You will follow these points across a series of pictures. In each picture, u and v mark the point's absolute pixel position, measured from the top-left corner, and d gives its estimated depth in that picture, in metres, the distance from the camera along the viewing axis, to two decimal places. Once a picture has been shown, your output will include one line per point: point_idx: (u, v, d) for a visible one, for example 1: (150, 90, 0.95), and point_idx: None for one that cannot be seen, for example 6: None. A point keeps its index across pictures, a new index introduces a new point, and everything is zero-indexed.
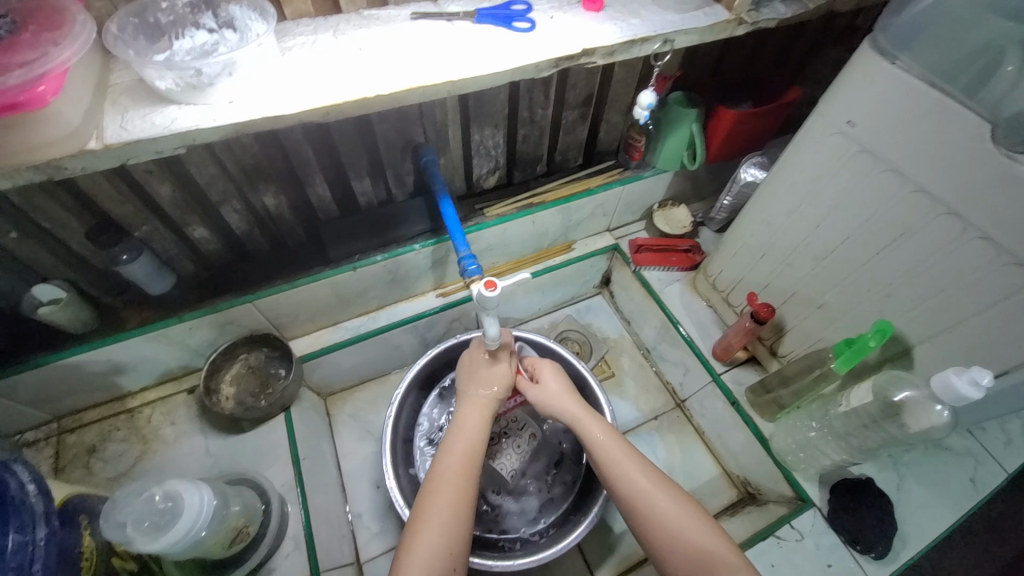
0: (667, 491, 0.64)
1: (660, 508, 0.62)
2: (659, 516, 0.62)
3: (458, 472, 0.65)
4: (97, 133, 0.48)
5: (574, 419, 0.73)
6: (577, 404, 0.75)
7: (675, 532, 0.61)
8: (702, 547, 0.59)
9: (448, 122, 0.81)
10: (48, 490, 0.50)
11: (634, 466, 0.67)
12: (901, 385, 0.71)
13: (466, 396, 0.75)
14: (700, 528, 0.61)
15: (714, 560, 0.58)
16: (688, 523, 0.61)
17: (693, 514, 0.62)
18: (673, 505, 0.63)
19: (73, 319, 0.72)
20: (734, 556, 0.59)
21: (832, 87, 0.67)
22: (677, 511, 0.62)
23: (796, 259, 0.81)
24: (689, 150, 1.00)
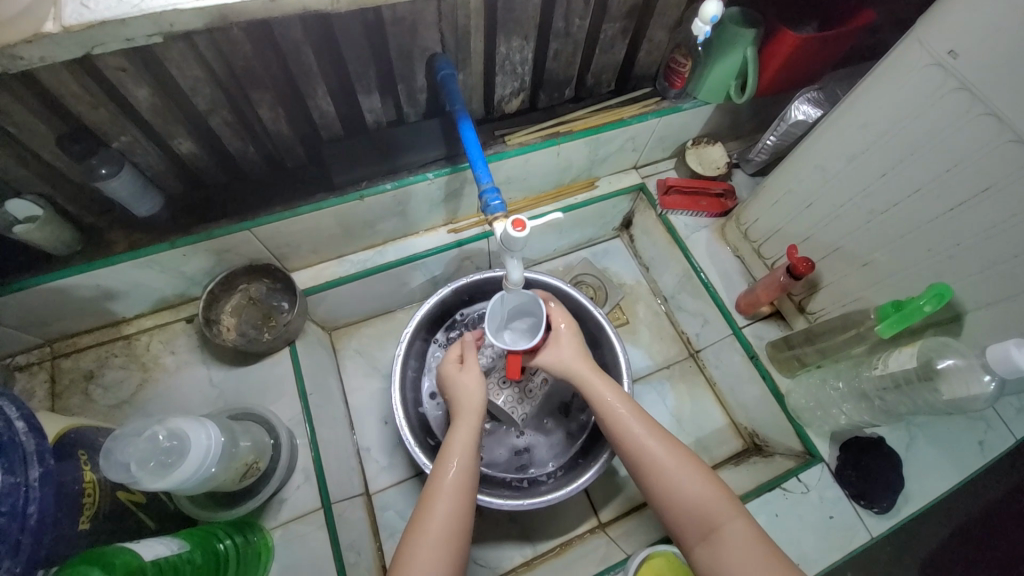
0: (671, 447, 0.63)
1: (665, 466, 0.61)
2: (667, 475, 0.60)
3: (459, 469, 0.62)
4: (55, 12, 0.39)
5: (590, 371, 0.71)
6: (588, 367, 0.72)
7: (679, 488, 0.59)
8: (705, 501, 0.58)
9: (471, 27, 0.69)
10: (38, 428, 0.47)
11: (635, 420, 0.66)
12: (946, 352, 0.67)
13: (461, 385, 0.72)
14: (699, 477, 0.60)
15: (716, 512, 0.57)
16: (689, 477, 0.60)
17: (697, 471, 0.60)
18: (680, 463, 0.61)
19: (53, 239, 0.65)
20: (737, 509, 0.57)
21: (936, 5, 0.56)
22: (683, 467, 0.60)
23: (849, 210, 0.74)
24: (737, 80, 0.89)
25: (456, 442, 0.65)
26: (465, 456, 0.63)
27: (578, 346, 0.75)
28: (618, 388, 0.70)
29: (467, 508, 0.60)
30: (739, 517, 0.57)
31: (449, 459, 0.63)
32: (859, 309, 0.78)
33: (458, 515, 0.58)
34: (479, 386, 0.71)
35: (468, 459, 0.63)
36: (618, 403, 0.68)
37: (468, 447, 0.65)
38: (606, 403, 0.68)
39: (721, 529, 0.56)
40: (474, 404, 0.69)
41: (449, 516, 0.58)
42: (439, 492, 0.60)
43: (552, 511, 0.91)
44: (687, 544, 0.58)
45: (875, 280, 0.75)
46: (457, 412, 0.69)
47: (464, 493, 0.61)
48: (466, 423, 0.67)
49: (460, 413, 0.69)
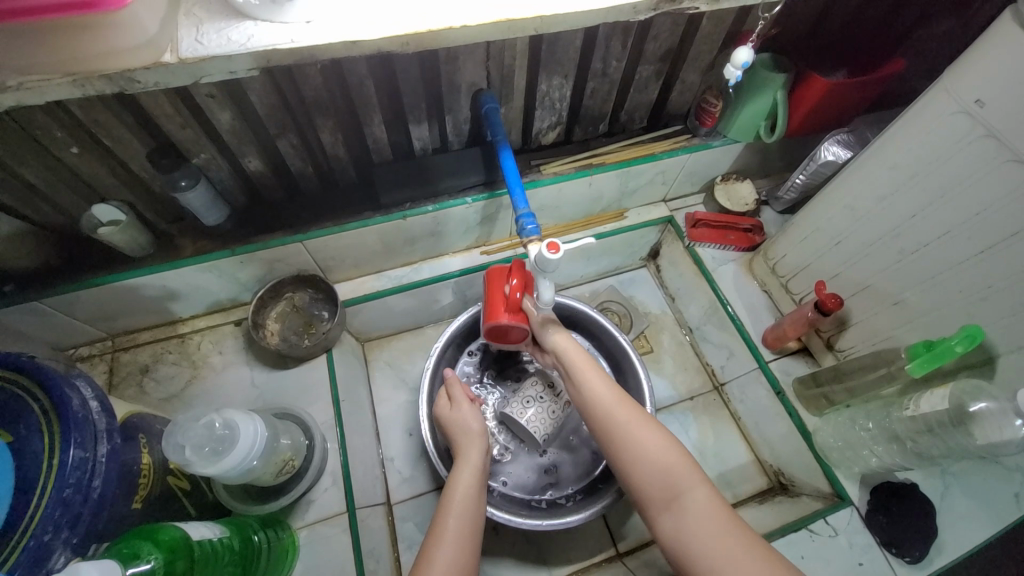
0: (638, 417, 0.66)
1: (634, 436, 0.64)
2: (635, 444, 0.63)
3: (462, 508, 0.65)
4: (173, 46, 0.45)
5: (577, 352, 0.74)
6: (576, 348, 0.74)
7: (645, 457, 0.62)
8: (669, 469, 0.61)
9: (516, 66, 0.75)
10: (108, 409, 0.51)
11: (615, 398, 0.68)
12: (979, 396, 0.66)
13: (456, 418, 0.76)
14: (668, 451, 0.62)
15: (678, 483, 0.60)
16: (658, 447, 0.63)
17: (663, 441, 0.63)
18: (648, 432, 0.64)
19: (131, 242, 0.72)
20: (699, 478, 0.60)
21: (961, 56, 0.59)
22: (653, 442, 0.63)
23: (879, 249, 0.75)
24: (767, 121, 0.92)
25: (460, 482, 0.68)
26: (468, 495, 0.67)
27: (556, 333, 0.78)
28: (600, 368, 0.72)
29: (472, 546, 0.63)
30: (703, 490, 0.59)
31: (452, 497, 0.66)
32: (890, 348, 0.78)
33: (463, 553, 0.61)
34: (476, 422, 0.76)
35: (472, 499, 0.66)
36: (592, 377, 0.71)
37: (471, 488, 0.68)
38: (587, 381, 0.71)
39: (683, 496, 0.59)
40: (473, 443, 0.73)
41: (456, 541, 0.62)
42: (444, 529, 0.63)
43: (568, 535, 0.90)
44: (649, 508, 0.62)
45: (906, 320, 0.75)
46: (461, 450, 0.73)
47: (471, 527, 0.64)
48: (467, 462, 0.71)
49: (462, 452, 0.73)
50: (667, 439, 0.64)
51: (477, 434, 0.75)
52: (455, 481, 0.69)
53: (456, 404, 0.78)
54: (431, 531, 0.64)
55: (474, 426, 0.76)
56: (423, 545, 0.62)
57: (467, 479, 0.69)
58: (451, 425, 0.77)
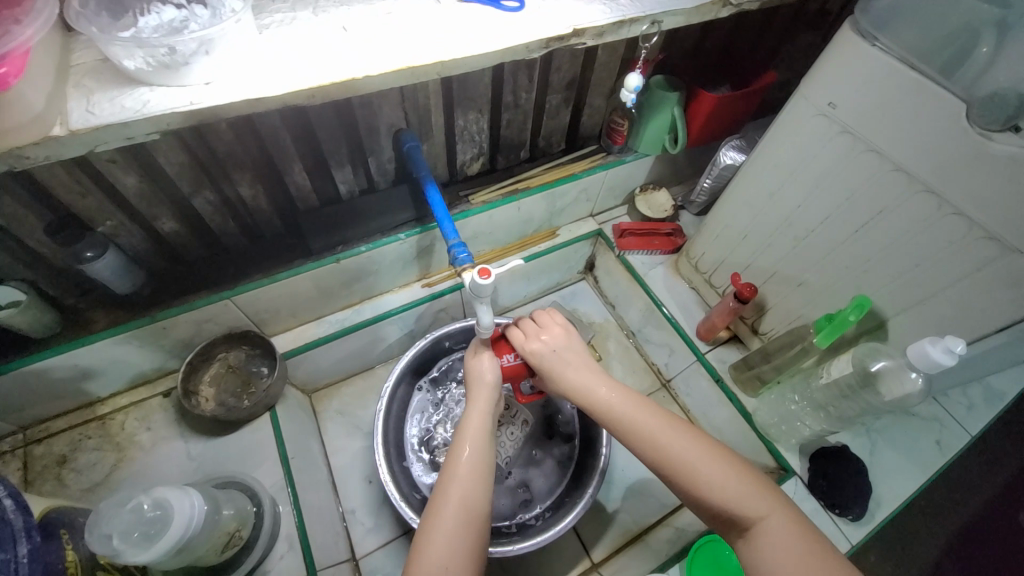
0: (695, 438, 0.57)
1: (693, 462, 0.54)
2: (690, 473, 0.54)
3: (468, 476, 0.59)
4: (62, 119, 0.44)
5: (582, 374, 0.64)
6: (585, 364, 0.65)
7: (706, 489, 0.53)
8: (741, 496, 0.52)
9: (431, 105, 0.78)
10: (25, 505, 0.46)
11: (648, 419, 0.58)
12: (877, 356, 0.74)
13: (475, 373, 0.71)
14: (731, 476, 0.53)
15: (751, 509, 0.51)
16: (718, 475, 0.53)
17: (728, 462, 0.54)
18: (709, 455, 0.55)
19: (33, 323, 0.67)
20: (771, 503, 0.52)
21: (813, 68, 0.69)
22: (710, 467, 0.54)
23: (777, 239, 0.84)
24: (670, 134, 1.01)
25: (469, 425, 0.64)
26: (476, 456, 0.61)
27: (570, 348, 0.68)
28: (617, 383, 0.62)
29: (485, 487, 0.59)
30: (778, 512, 0.51)
31: (456, 463, 0.60)
32: (802, 325, 0.86)
33: (475, 498, 0.58)
34: (492, 373, 0.71)
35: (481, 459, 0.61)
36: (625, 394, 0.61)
37: (481, 428, 0.64)
38: (607, 404, 0.60)
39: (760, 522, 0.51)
40: (481, 387, 0.70)
41: (456, 523, 0.55)
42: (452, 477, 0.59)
43: (543, 556, 0.90)
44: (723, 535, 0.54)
45: (810, 298, 0.83)
46: (470, 395, 0.70)
47: (477, 492, 0.58)
48: (477, 406, 0.67)
49: (474, 400, 0.68)
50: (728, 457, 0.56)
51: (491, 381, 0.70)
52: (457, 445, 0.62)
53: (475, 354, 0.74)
54: (438, 486, 0.59)
55: (487, 380, 0.70)
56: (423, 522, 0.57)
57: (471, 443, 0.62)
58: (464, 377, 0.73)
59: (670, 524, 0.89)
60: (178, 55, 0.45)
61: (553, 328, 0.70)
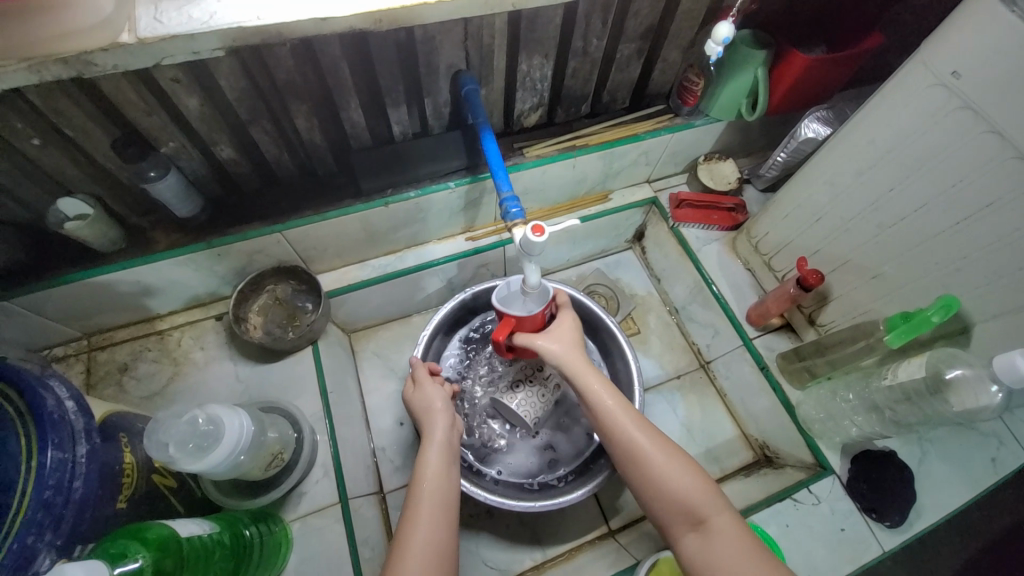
0: (659, 441, 0.64)
1: (657, 460, 0.62)
2: (655, 465, 0.62)
3: (432, 502, 0.62)
4: (130, 26, 0.43)
5: (581, 362, 0.72)
6: (582, 356, 0.73)
7: (669, 481, 0.61)
8: (693, 494, 0.60)
9: (495, 46, 0.73)
10: (85, 409, 0.50)
11: (625, 414, 0.67)
12: (953, 363, 0.68)
13: (426, 403, 0.73)
14: (691, 475, 0.61)
15: (703, 505, 0.59)
16: (678, 470, 0.62)
17: (685, 463, 0.62)
18: (666, 456, 0.63)
19: (101, 236, 0.70)
20: (722, 503, 0.60)
21: (940, 28, 0.59)
22: (673, 464, 0.62)
23: (858, 224, 0.76)
24: (748, 99, 0.92)
25: (428, 464, 0.66)
26: (437, 480, 0.64)
27: (568, 351, 0.74)
28: (603, 376, 0.71)
29: (447, 526, 0.61)
30: (727, 512, 0.59)
31: (419, 489, 0.64)
32: (869, 321, 0.79)
33: (439, 536, 0.60)
34: (441, 400, 0.73)
35: (440, 482, 0.64)
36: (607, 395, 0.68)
37: (438, 467, 0.66)
38: (595, 392, 0.69)
39: (708, 523, 0.59)
40: (438, 420, 0.70)
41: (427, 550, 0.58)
42: (415, 520, 0.61)
43: (561, 515, 0.92)
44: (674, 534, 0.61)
45: (884, 293, 0.76)
46: (425, 429, 0.71)
47: (444, 517, 0.62)
48: (433, 440, 0.68)
49: (427, 430, 0.70)
50: (684, 459, 0.63)
51: (442, 411, 0.72)
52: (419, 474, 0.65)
53: (420, 385, 0.76)
54: (404, 517, 0.62)
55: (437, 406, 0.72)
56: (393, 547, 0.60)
57: (432, 471, 0.65)
58: (419, 411, 0.73)
59: None
60: None
61: (558, 330, 0.76)
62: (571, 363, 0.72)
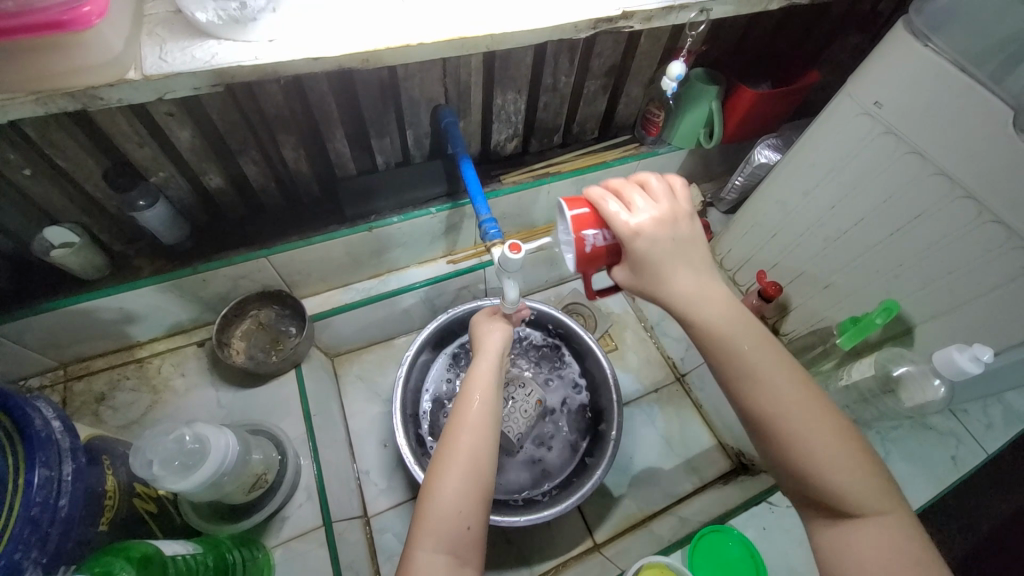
0: (826, 432, 0.48)
1: (814, 450, 0.48)
2: (809, 452, 0.48)
3: (478, 415, 0.61)
4: (136, 64, 0.46)
5: (693, 290, 0.51)
6: (688, 268, 0.51)
7: (822, 473, 0.48)
8: (851, 491, 0.47)
9: (472, 82, 0.79)
10: (71, 428, 0.50)
11: (790, 394, 0.49)
12: (900, 361, 0.74)
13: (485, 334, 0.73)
14: (859, 467, 0.48)
15: (862, 501, 0.47)
16: (836, 462, 0.48)
17: (858, 454, 0.48)
18: (828, 435, 0.48)
19: (86, 264, 0.71)
20: (887, 499, 0.48)
21: (861, 66, 0.68)
22: (835, 455, 0.48)
23: (807, 239, 0.83)
24: (704, 129, 1.00)
25: (477, 372, 0.66)
26: (484, 392, 0.63)
27: (675, 243, 0.51)
28: (757, 334, 0.51)
29: (491, 435, 0.60)
30: (888, 510, 0.48)
31: (469, 398, 0.62)
32: (825, 328, 0.86)
33: (483, 441, 0.58)
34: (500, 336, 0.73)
35: (487, 395, 0.63)
36: (773, 380, 0.49)
37: (489, 379, 0.65)
38: (743, 360, 0.50)
39: (863, 514, 0.48)
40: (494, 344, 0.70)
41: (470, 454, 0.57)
42: (463, 424, 0.60)
43: (547, 531, 0.92)
44: (805, 509, 0.52)
45: (835, 301, 0.83)
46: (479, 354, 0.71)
47: (487, 426, 0.60)
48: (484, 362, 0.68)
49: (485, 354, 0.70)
50: (843, 439, 0.49)
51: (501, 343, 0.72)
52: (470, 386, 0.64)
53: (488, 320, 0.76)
54: (448, 427, 0.60)
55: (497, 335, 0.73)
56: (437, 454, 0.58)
57: (481, 385, 0.64)
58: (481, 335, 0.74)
59: (671, 515, 0.92)
60: (247, 10, 0.47)
61: (659, 198, 0.52)
62: (676, 257, 0.51)
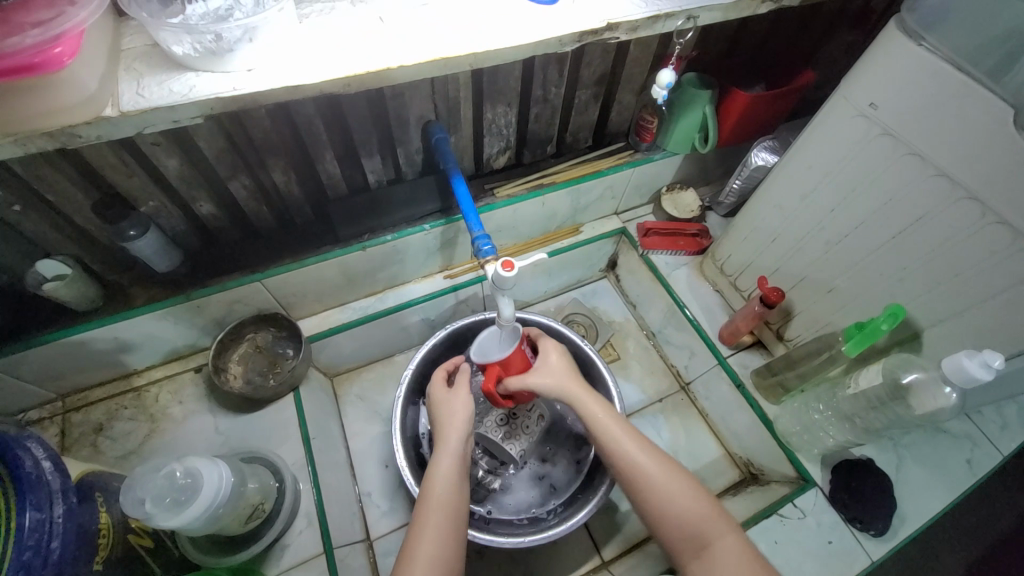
0: (666, 469, 0.64)
1: (659, 486, 0.63)
2: (657, 489, 0.63)
3: (441, 508, 0.63)
4: (114, 101, 0.46)
5: (581, 392, 0.72)
6: (578, 386, 0.72)
7: (671, 506, 0.61)
8: (694, 516, 0.61)
9: (461, 98, 0.79)
10: (62, 468, 0.49)
11: (642, 457, 0.65)
12: (909, 368, 0.72)
13: (449, 408, 0.72)
14: (692, 495, 0.62)
15: (706, 529, 0.60)
16: (679, 494, 0.62)
17: (702, 500, 0.62)
18: (676, 486, 0.63)
19: (78, 295, 0.70)
20: (728, 525, 0.60)
21: (855, 67, 0.66)
22: (678, 488, 0.63)
23: (808, 243, 0.81)
24: (700, 133, 0.98)
25: (442, 466, 0.66)
26: (448, 486, 0.65)
27: (569, 372, 0.75)
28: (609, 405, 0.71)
29: (457, 531, 0.62)
30: (729, 533, 0.60)
31: (432, 492, 0.64)
32: (831, 333, 0.84)
33: (450, 540, 0.61)
34: (464, 413, 0.72)
35: (450, 488, 0.65)
36: (633, 452, 0.65)
37: (451, 472, 0.66)
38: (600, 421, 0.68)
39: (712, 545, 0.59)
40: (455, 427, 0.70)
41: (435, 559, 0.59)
42: (427, 523, 0.61)
43: (553, 549, 0.90)
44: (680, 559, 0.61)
45: (840, 306, 0.81)
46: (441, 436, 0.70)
47: (452, 521, 0.62)
48: (447, 447, 0.68)
49: (446, 436, 0.70)
50: (688, 487, 0.63)
51: (462, 421, 0.71)
52: (433, 479, 0.65)
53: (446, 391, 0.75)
54: (414, 522, 0.63)
55: (458, 423, 0.71)
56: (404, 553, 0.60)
57: (444, 475, 0.65)
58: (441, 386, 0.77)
59: None
60: (224, 42, 0.46)
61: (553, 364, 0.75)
62: (564, 391, 0.72)
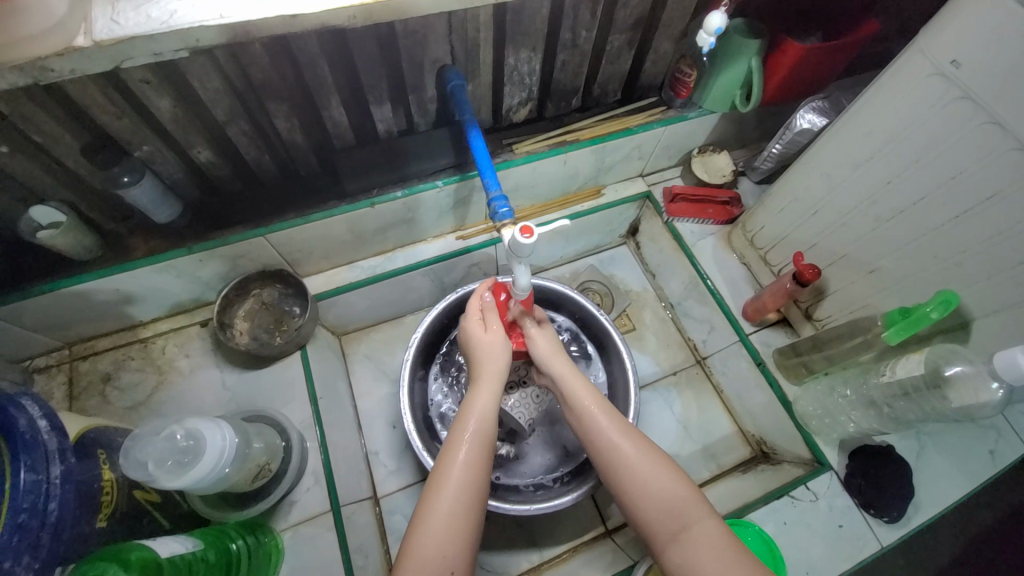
0: (644, 449, 0.61)
1: (640, 468, 0.59)
2: (637, 470, 0.59)
3: (475, 442, 0.60)
4: (86, 27, 0.40)
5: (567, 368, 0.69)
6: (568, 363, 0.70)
7: (651, 487, 0.57)
8: (678, 499, 0.56)
9: (480, 39, 0.70)
10: (60, 427, 0.47)
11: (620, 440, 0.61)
12: (952, 360, 0.67)
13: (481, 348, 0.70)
14: (671, 478, 0.58)
15: (687, 511, 0.56)
16: (660, 475, 0.58)
17: (681, 482, 0.58)
18: (659, 468, 0.59)
19: (76, 245, 0.68)
20: (706, 509, 0.56)
21: (937, 16, 0.57)
22: (659, 470, 0.58)
23: (855, 218, 0.74)
24: (742, 89, 0.89)
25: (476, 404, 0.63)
26: (480, 421, 0.61)
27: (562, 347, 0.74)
28: (593, 388, 0.67)
29: (486, 469, 0.59)
30: (710, 517, 0.55)
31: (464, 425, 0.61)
32: (867, 316, 0.78)
33: (478, 477, 0.58)
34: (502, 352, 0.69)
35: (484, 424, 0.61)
36: (611, 431, 0.62)
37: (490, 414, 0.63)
38: (579, 398, 0.66)
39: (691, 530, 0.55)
40: (490, 364, 0.67)
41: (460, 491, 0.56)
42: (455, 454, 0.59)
43: (557, 515, 0.91)
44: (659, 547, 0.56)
45: (882, 287, 0.75)
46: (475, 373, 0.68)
47: (482, 455, 0.59)
48: (483, 384, 0.65)
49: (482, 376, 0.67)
50: (670, 470, 0.59)
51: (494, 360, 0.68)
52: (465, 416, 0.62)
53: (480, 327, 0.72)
54: (442, 454, 0.60)
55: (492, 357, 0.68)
56: (428, 486, 0.58)
57: (478, 411, 0.62)
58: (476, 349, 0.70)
59: None
60: None
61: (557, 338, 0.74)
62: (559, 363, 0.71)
